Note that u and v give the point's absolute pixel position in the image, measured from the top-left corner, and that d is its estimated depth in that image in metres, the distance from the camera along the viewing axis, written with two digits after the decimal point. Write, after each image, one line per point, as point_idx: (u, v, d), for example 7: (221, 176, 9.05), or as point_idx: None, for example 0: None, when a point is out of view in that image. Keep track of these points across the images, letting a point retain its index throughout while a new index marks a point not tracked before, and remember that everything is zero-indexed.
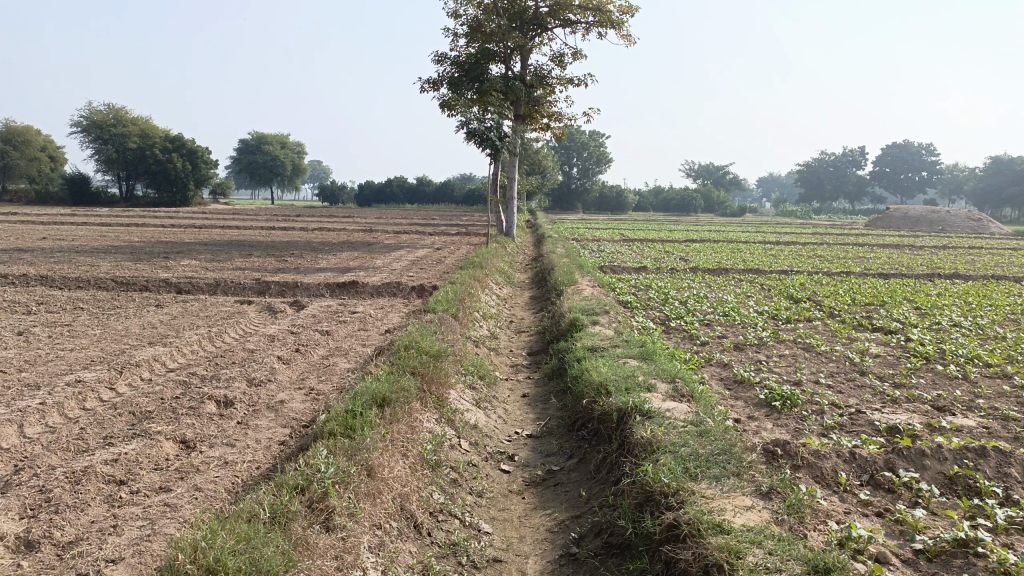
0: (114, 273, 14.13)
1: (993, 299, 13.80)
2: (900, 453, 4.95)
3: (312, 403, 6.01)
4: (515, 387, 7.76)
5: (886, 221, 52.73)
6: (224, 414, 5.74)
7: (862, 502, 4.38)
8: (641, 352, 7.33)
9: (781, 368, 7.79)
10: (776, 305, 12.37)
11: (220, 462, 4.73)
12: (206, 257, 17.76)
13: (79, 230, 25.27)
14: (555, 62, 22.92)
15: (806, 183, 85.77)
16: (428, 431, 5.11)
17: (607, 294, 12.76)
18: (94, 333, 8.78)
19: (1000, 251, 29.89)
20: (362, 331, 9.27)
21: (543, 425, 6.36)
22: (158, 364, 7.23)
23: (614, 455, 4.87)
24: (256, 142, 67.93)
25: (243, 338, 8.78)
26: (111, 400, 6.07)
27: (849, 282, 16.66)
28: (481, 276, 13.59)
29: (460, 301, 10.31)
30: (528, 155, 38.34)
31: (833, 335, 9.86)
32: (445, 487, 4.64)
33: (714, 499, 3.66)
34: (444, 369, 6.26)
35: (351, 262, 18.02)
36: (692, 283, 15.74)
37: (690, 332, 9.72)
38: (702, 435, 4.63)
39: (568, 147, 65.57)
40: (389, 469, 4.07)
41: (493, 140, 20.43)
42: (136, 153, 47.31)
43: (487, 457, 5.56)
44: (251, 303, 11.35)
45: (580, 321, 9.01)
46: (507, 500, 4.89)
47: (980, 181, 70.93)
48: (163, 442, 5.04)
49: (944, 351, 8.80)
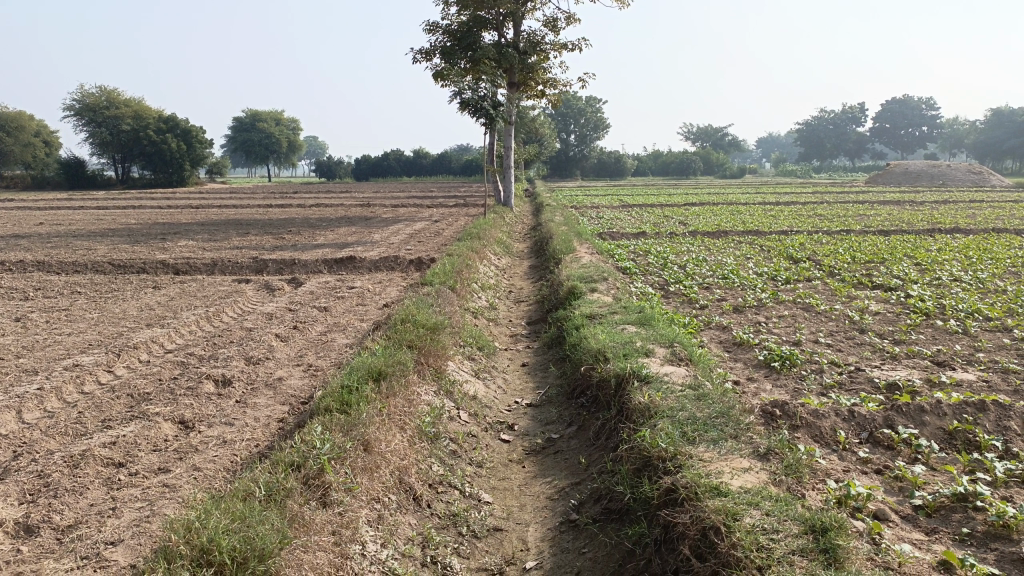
0: (111, 256, 14.09)
1: (994, 253, 13.71)
2: (899, 410, 4.94)
3: (310, 380, 6.00)
4: (514, 356, 7.77)
5: (886, 177, 52.41)
6: (222, 393, 5.73)
7: (861, 460, 4.37)
8: (639, 318, 7.30)
9: (780, 329, 7.77)
10: (776, 265, 12.32)
11: (219, 441, 4.73)
12: (204, 237, 17.71)
13: (76, 214, 25.19)
14: (548, 27, 22.63)
15: (805, 142, 85.13)
16: (426, 404, 5.11)
17: (606, 260, 12.70)
18: (92, 316, 8.77)
19: (1001, 204, 29.69)
20: (360, 306, 9.26)
21: (542, 393, 6.36)
22: (156, 346, 7.22)
23: (612, 421, 4.86)
24: (250, 119, 67.48)
25: (241, 317, 8.77)
26: (109, 383, 6.07)
27: (850, 240, 16.56)
28: (479, 247, 13.54)
29: (458, 272, 10.28)
30: (524, 123, 38.06)
31: (833, 294, 9.82)
32: (445, 459, 4.64)
33: (712, 461, 3.65)
34: (441, 341, 6.25)
35: (348, 237, 17.96)
36: (691, 246, 15.67)
37: (689, 296, 9.69)
38: (700, 399, 4.62)
39: (565, 114, 65.04)
40: (385, 443, 4.05)
41: (487, 109, 20.26)
42: (130, 135, 47.04)
43: (486, 427, 5.56)
44: (249, 282, 11.32)
45: (578, 289, 8.98)
46: (507, 470, 4.90)
47: (980, 134, 70.32)
48: (161, 423, 5.04)
49: (944, 306, 8.76)
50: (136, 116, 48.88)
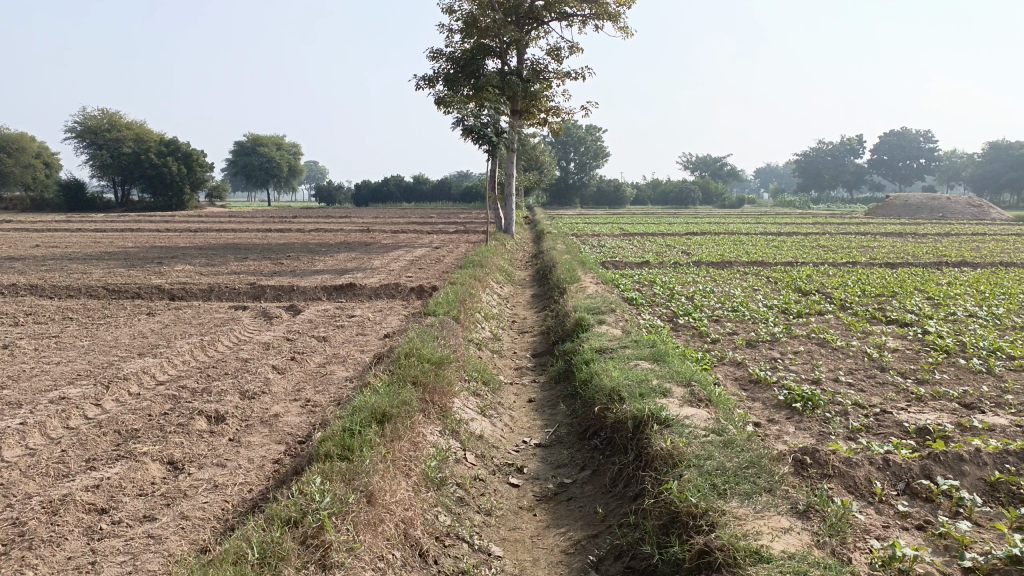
0: (106, 280, 13.82)
1: (1007, 288, 13.43)
2: (937, 458, 4.62)
3: (308, 417, 5.69)
4: (520, 392, 7.45)
5: (885, 208, 52.43)
6: (214, 430, 5.41)
7: (900, 514, 4.06)
8: (652, 353, 7.00)
9: (797, 366, 7.46)
10: (785, 298, 12.05)
11: (210, 485, 4.41)
12: (201, 262, 17.43)
13: (72, 237, 24.92)
14: (551, 56, 22.60)
15: (803, 173, 85.32)
16: (432, 446, 4.79)
17: (612, 291, 12.44)
18: (82, 344, 8.46)
19: (1004, 237, 29.53)
20: (361, 336, 8.96)
21: (552, 433, 6.05)
22: (147, 377, 6.91)
23: (631, 467, 4.57)
24: (252, 143, 67.54)
25: (237, 346, 8.47)
26: (96, 418, 5.74)
27: (857, 272, 16.31)
28: (482, 276, 13.28)
29: (461, 302, 10.00)
30: (524, 151, 38.02)
31: (847, 329, 9.52)
32: (452, 507, 4.32)
33: (747, 521, 3.35)
34: (447, 377, 5.94)
35: (348, 263, 17.66)
36: (697, 277, 15.42)
37: (699, 329, 9.40)
38: (727, 446, 4.31)
39: (565, 141, 65.14)
40: (390, 493, 3.74)
41: (490, 136, 20.03)
42: (131, 158, 46.97)
43: (494, 470, 5.24)
44: (246, 309, 11.01)
45: (585, 321, 8.69)
46: (518, 518, 4.57)
47: (978, 167, 70.57)
48: (149, 464, 4.73)
49: (965, 344, 8.46)
50: (138, 139, 48.92)
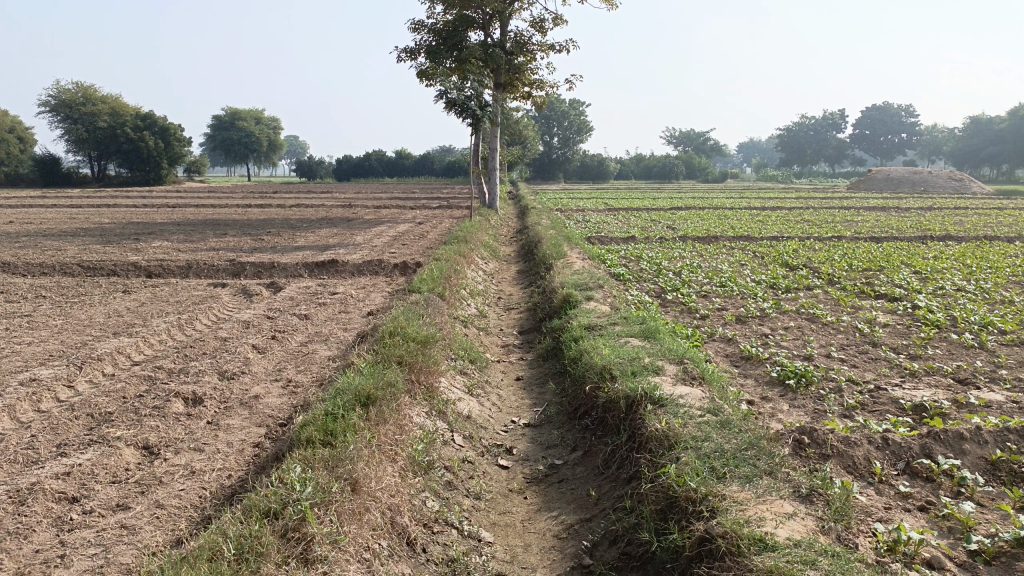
0: (81, 257, 13.50)
1: (993, 262, 13.39)
2: (937, 436, 4.50)
3: (290, 398, 5.51)
4: (508, 369, 7.30)
5: (868, 182, 52.54)
6: (191, 413, 5.21)
7: (901, 495, 3.94)
8: (643, 330, 6.86)
9: (788, 342, 7.34)
10: (773, 273, 11.93)
11: (187, 471, 4.23)
12: (179, 238, 17.10)
13: (48, 213, 24.43)
14: (536, 28, 22.23)
15: (786, 147, 85.28)
16: (418, 429, 4.63)
17: (598, 266, 12.28)
18: (55, 323, 8.21)
19: (986, 210, 29.66)
20: (343, 313, 8.76)
21: (540, 412, 5.90)
22: (122, 358, 6.69)
23: (624, 449, 4.44)
24: (231, 118, 66.47)
25: (216, 324, 8.25)
26: (69, 401, 5.52)
27: (843, 247, 16.23)
28: (467, 252, 13.09)
29: (446, 278, 9.80)
30: (506, 125, 37.62)
31: (836, 303, 9.44)
32: (440, 492, 4.16)
33: (749, 506, 3.21)
34: (433, 356, 5.77)
35: (330, 239, 17.39)
36: (683, 252, 15.28)
37: (688, 305, 9.28)
38: (725, 426, 4.17)
39: (548, 116, 64.75)
40: (375, 480, 3.57)
41: (473, 109, 19.72)
42: (106, 132, 46.18)
43: (483, 452, 5.09)
44: (225, 286, 10.76)
45: (573, 297, 8.53)
46: (508, 502, 4.42)
47: (958, 141, 70.85)
48: (123, 449, 4.53)
49: (956, 318, 8.38)
50: (113, 114, 47.99)
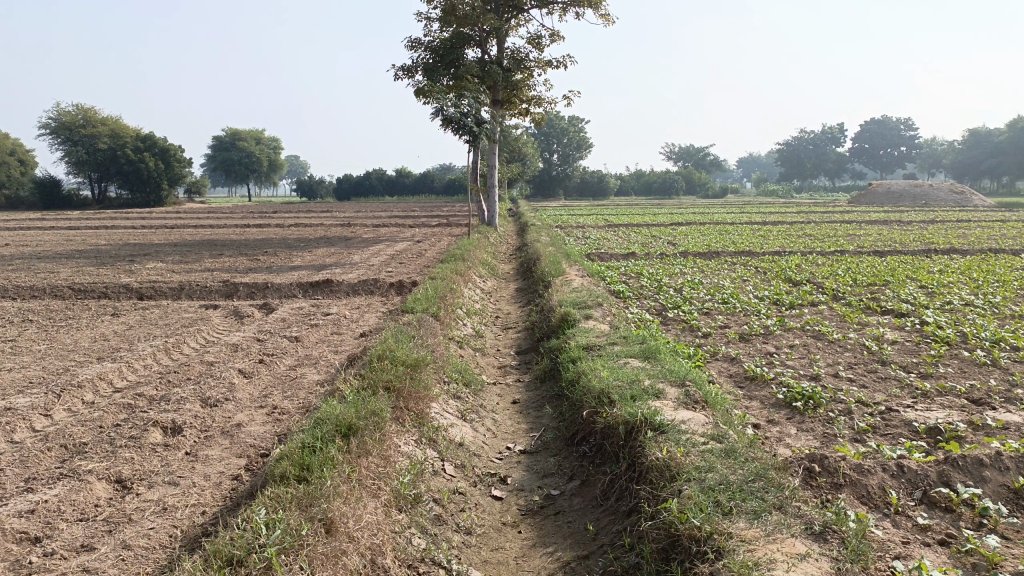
0: (73, 279, 13.29)
1: (1000, 275, 13.15)
2: (954, 463, 4.24)
3: (273, 427, 5.27)
4: (504, 392, 7.06)
5: (869, 196, 52.38)
6: (169, 443, 4.97)
7: (920, 528, 3.69)
8: (643, 350, 6.62)
9: (794, 361, 7.08)
10: (776, 289, 11.67)
11: (159, 508, 3.98)
12: (174, 259, 16.89)
13: (45, 234, 24.29)
14: (533, 45, 22.11)
15: (786, 162, 85.28)
16: (405, 459, 4.38)
17: (598, 284, 12.04)
18: (39, 348, 7.97)
19: (988, 223, 29.46)
20: (335, 335, 8.53)
21: (537, 438, 5.65)
22: (104, 384, 6.44)
23: (623, 479, 4.19)
24: (231, 138, 66.46)
25: (204, 348, 8.01)
26: (44, 430, 5.28)
27: (846, 261, 16.01)
28: (464, 270, 12.86)
29: (441, 298, 9.57)
30: (505, 142, 37.51)
31: (842, 320, 9.18)
32: (427, 528, 3.91)
33: (757, 546, 2.96)
34: (424, 381, 5.53)
35: (327, 258, 17.18)
36: (684, 268, 15.04)
37: (690, 323, 9.03)
38: (730, 455, 3.92)
39: (548, 133, 64.81)
40: (353, 519, 3.33)
41: (470, 126, 19.57)
42: (107, 154, 46.18)
43: (476, 481, 4.83)
44: (216, 308, 10.53)
45: (571, 317, 8.29)
46: (501, 536, 4.17)
47: (958, 154, 70.86)
48: (94, 483, 4.28)
49: (966, 334, 8.12)
50: (113, 136, 47.98)
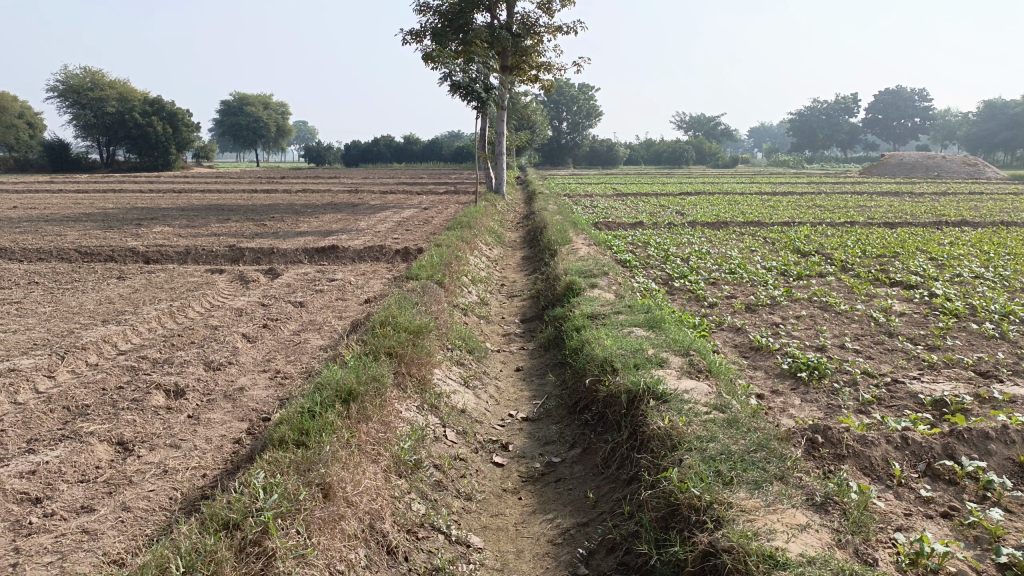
0: (79, 242, 13.28)
1: (1011, 248, 13.00)
2: (959, 436, 4.20)
3: (276, 391, 5.27)
4: (507, 359, 7.04)
5: (881, 167, 51.79)
6: (172, 406, 4.97)
7: (923, 500, 3.66)
8: (647, 319, 6.58)
9: (800, 332, 7.03)
10: (784, 259, 11.58)
11: (159, 470, 3.98)
12: (181, 223, 16.86)
13: (52, 198, 24.27)
14: (543, 10, 21.81)
15: (798, 132, 84.38)
16: (406, 425, 4.37)
17: (604, 252, 11.97)
18: (44, 310, 7.98)
19: (1001, 196, 29.17)
20: (340, 301, 8.51)
21: (539, 405, 5.64)
22: (108, 347, 6.45)
23: (625, 447, 4.17)
24: (238, 103, 66.04)
25: (208, 312, 8.01)
26: (47, 392, 5.28)
27: (856, 232, 15.85)
28: (470, 238, 12.80)
29: (446, 265, 9.52)
30: (514, 109, 37.14)
31: (850, 292, 9.11)
32: (427, 493, 3.91)
33: (757, 516, 2.93)
34: (427, 348, 5.50)
35: (334, 224, 17.14)
36: (692, 238, 14.94)
37: (696, 293, 8.96)
38: (732, 425, 3.88)
39: (557, 100, 64.20)
40: (352, 484, 3.32)
41: (479, 92, 19.38)
42: (115, 118, 45.94)
43: (477, 448, 4.82)
44: (222, 273, 10.51)
45: (576, 285, 8.24)
46: (501, 503, 4.16)
47: (973, 125, 69.99)
48: (95, 445, 4.28)
49: (975, 307, 8.04)
50: (121, 99, 47.65)
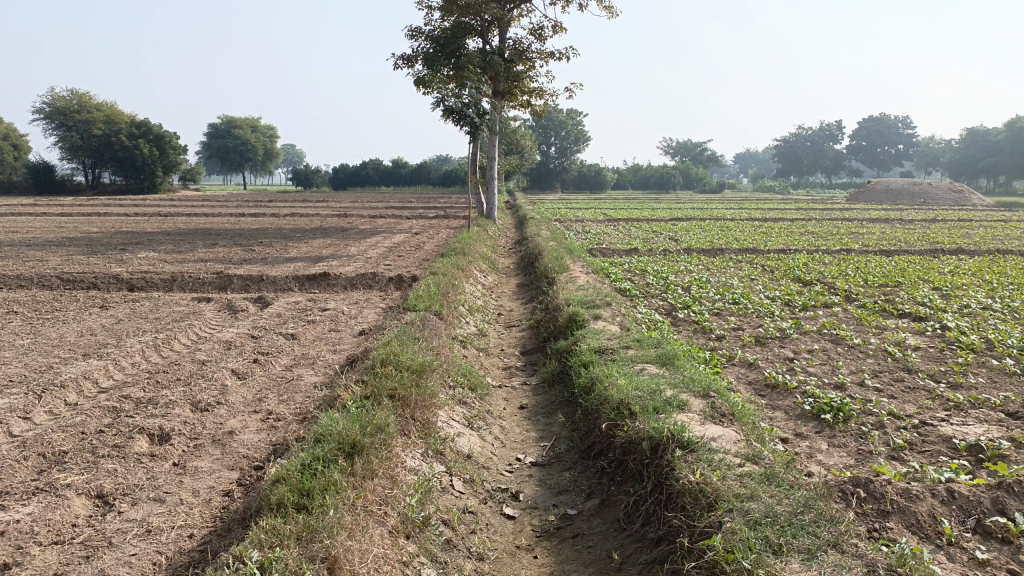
0: (62, 268, 12.87)
1: (1013, 277, 12.81)
2: (1009, 489, 3.90)
3: (268, 436, 4.91)
4: (510, 396, 6.72)
5: (867, 193, 52.07)
6: (156, 453, 4.60)
7: (978, 562, 3.36)
8: (659, 354, 6.26)
9: (816, 368, 6.74)
10: (787, 289, 11.33)
11: (143, 529, 3.62)
12: (167, 248, 16.48)
13: (35, 221, 23.80)
14: (534, 36, 21.74)
15: (784, 157, 85.02)
16: (412, 476, 4.03)
17: (603, 281, 11.70)
18: (22, 343, 7.58)
19: (991, 223, 29.18)
20: (333, 333, 8.15)
21: (549, 448, 5.32)
22: (88, 383, 6.07)
23: (650, 502, 3.87)
24: (226, 125, 65.81)
25: (195, 344, 7.63)
26: (22, 436, 4.88)
27: (853, 260, 15.65)
28: (465, 264, 12.52)
29: (443, 294, 9.21)
30: (503, 133, 37.01)
31: (859, 323, 8.85)
32: (437, 555, 3.57)
33: None
34: (430, 389, 5.16)
35: (324, 250, 16.82)
36: (689, 266, 14.68)
37: (702, 325, 8.69)
38: (770, 480, 3.58)
39: (546, 125, 64.38)
40: (359, 554, 2.99)
41: (471, 116, 18.89)
42: (101, 140, 45.46)
43: (486, 498, 4.49)
44: (209, 302, 10.14)
45: (580, 317, 7.94)
46: (516, 561, 3.82)
47: (956, 153, 70.58)
48: (72, 499, 3.91)
49: (990, 341, 7.78)
50: (108, 121, 47.15)
